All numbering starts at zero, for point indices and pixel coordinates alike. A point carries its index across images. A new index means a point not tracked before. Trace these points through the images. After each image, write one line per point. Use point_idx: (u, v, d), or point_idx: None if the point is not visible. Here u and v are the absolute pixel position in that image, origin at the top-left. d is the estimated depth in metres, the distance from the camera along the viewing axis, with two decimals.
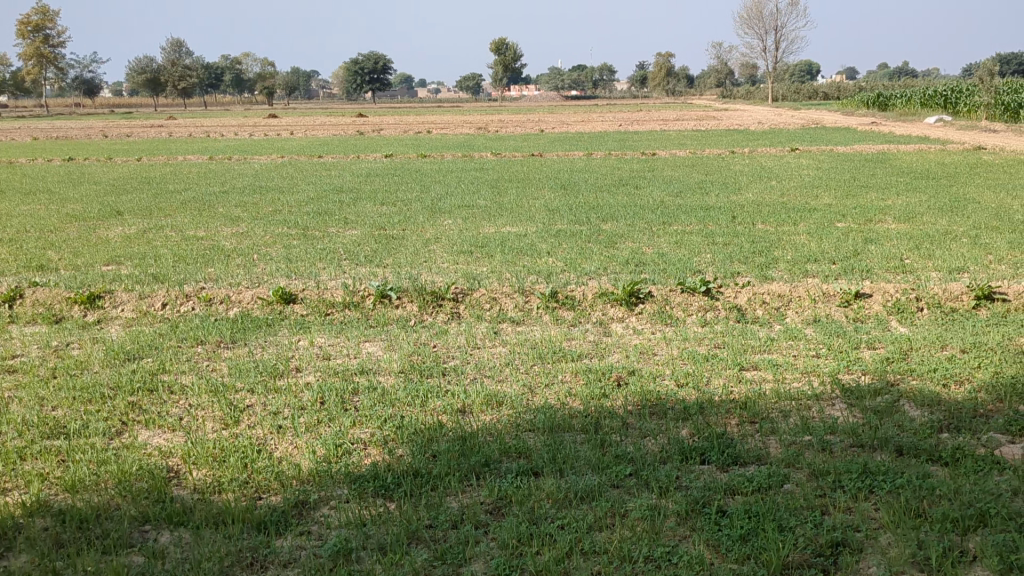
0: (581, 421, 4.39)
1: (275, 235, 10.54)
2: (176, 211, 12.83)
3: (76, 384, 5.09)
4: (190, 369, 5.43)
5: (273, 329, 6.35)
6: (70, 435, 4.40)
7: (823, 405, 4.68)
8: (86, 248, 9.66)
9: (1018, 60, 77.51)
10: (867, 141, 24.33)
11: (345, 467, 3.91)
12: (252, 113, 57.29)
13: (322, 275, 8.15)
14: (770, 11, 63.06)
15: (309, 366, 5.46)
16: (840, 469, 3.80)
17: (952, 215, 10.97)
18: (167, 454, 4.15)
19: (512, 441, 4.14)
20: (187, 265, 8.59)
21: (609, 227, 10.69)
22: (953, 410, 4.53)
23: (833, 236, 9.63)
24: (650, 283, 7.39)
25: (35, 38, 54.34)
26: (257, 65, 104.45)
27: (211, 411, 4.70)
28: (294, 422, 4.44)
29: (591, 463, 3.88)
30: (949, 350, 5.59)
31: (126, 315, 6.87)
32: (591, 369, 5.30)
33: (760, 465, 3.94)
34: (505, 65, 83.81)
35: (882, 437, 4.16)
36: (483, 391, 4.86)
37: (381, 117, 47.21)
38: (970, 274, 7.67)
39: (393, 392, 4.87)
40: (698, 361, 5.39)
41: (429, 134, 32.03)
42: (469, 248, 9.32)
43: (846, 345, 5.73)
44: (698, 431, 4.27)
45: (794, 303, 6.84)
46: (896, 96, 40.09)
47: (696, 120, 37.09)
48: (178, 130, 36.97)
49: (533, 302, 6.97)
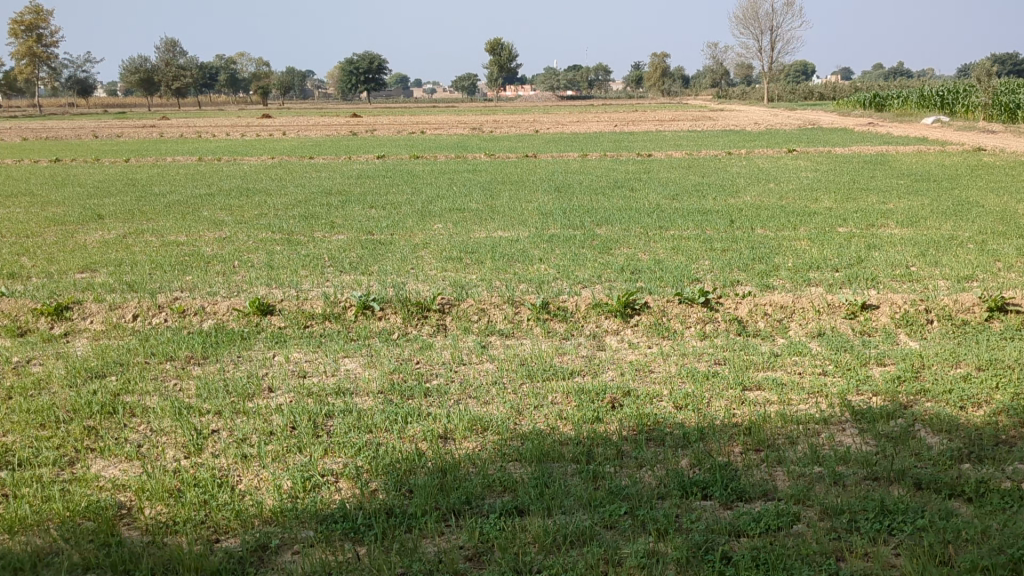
0: (572, 450, 4.06)
1: (259, 240, 10.20)
2: (157, 216, 12.42)
3: (30, 406, 4.73)
4: (156, 390, 5.06)
5: (248, 343, 6.01)
6: (19, 467, 4.06)
7: (833, 431, 4.35)
8: (62, 255, 9.29)
9: (1012, 61, 77.17)
10: (866, 142, 23.96)
11: (312, 505, 3.57)
12: (244, 113, 56.74)
13: (304, 284, 7.78)
14: (766, 11, 62.76)
15: (283, 385, 5.11)
16: (855, 508, 3.47)
17: (959, 219, 10.67)
18: (120, 488, 3.80)
19: (497, 474, 3.81)
20: (163, 274, 8.23)
21: (605, 231, 10.37)
22: (973, 437, 4.20)
23: (836, 242, 9.32)
24: (646, 293, 7.06)
25: (28, 38, 53.74)
26: (251, 63, 103.71)
27: (172, 438, 4.35)
28: (260, 450, 4.10)
29: (582, 500, 3.55)
30: (962, 368, 5.26)
31: (94, 328, 6.51)
32: (583, 388, 4.95)
33: (766, 501, 3.61)
34: (499, 63, 83.20)
35: (898, 469, 3.83)
36: (468, 414, 4.52)
37: (375, 117, 46.83)
38: (979, 282, 7.36)
39: (370, 416, 4.53)
40: (697, 380, 5.05)
41: (422, 135, 31.56)
42: (459, 255, 8.98)
43: (853, 361, 5.40)
44: (700, 462, 3.93)
45: (798, 315, 6.51)
46: (891, 96, 39.85)
47: (693, 121, 36.49)
48: (169, 130, 36.56)
49: (523, 314, 6.63)
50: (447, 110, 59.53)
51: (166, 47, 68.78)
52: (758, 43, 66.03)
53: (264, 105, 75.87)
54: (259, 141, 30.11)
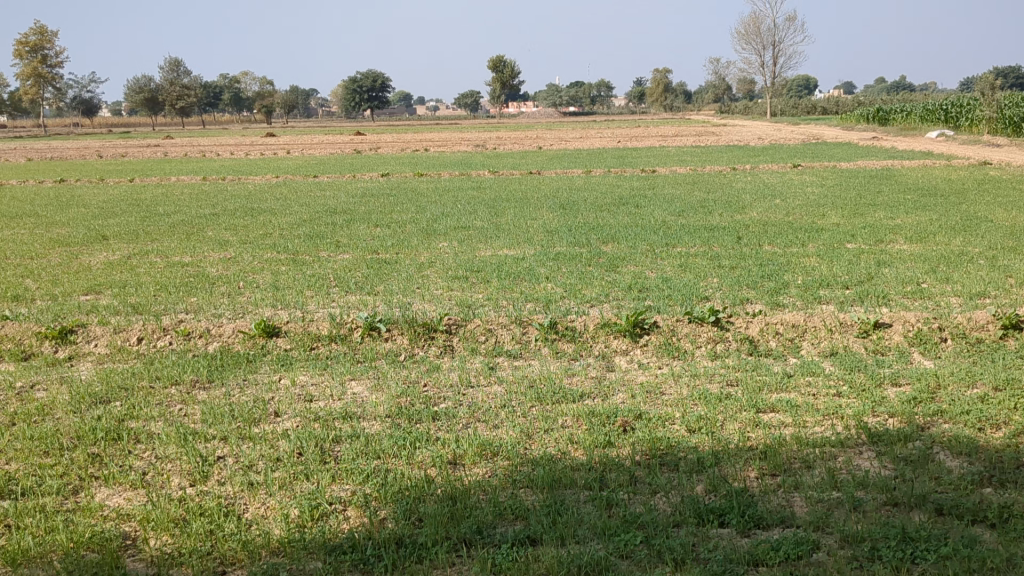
0: (584, 476, 3.98)
1: (264, 261, 10.15)
2: (162, 236, 12.39)
3: (34, 433, 4.67)
4: (161, 415, 4.98)
5: (253, 365, 5.95)
6: (21, 497, 3.99)
7: (850, 454, 4.27)
8: (66, 277, 9.24)
9: (1016, 73, 77.23)
10: (872, 156, 23.94)
11: (320, 535, 3.49)
12: (248, 132, 56.91)
13: (310, 304, 7.73)
14: (768, 27, 62.99)
15: (290, 409, 5.03)
16: (877, 535, 3.38)
17: (968, 234, 10.61)
18: (124, 518, 3.72)
19: (507, 501, 3.73)
20: (168, 295, 8.17)
21: (612, 249, 10.31)
22: (994, 460, 4.12)
23: (845, 258, 9.25)
24: (655, 312, 6.98)
25: (32, 59, 54.01)
26: (255, 82, 104.27)
27: (177, 464, 4.28)
28: (267, 478, 4.03)
29: (596, 529, 3.47)
30: (979, 388, 5.17)
31: (99, 351, 6.45)
32: (594, 412, 4.87)
33: (784, 528, 3.52)
34: (502, 79, 83.19)
35: (918, 494, 3.74)
36: (477, 438, 4.45)
37: (378, 134, 46.97)
38: (991, 299, 7.29)
39: (379, 441, 4.46)
40: (710, 402, 4.97)
41: (427, 152, 31.64)
42: (465, 274, 8.93)
43: (867, 382, 5.32)
44: (715, 488, 3.85)
45: (809, 333, 6.43)
46: (895, 110, 39.89)
47: (696, 137, 36.50)
48: (173, 149, 36.65)
49: (531, 334, 6.57)
50: (450, 127, 59.67)
51: (170, 67, 68.99)
52: (761, 58, 66.19)
53: (268, 124, 76.10)
54: (263, 159, 30.15)
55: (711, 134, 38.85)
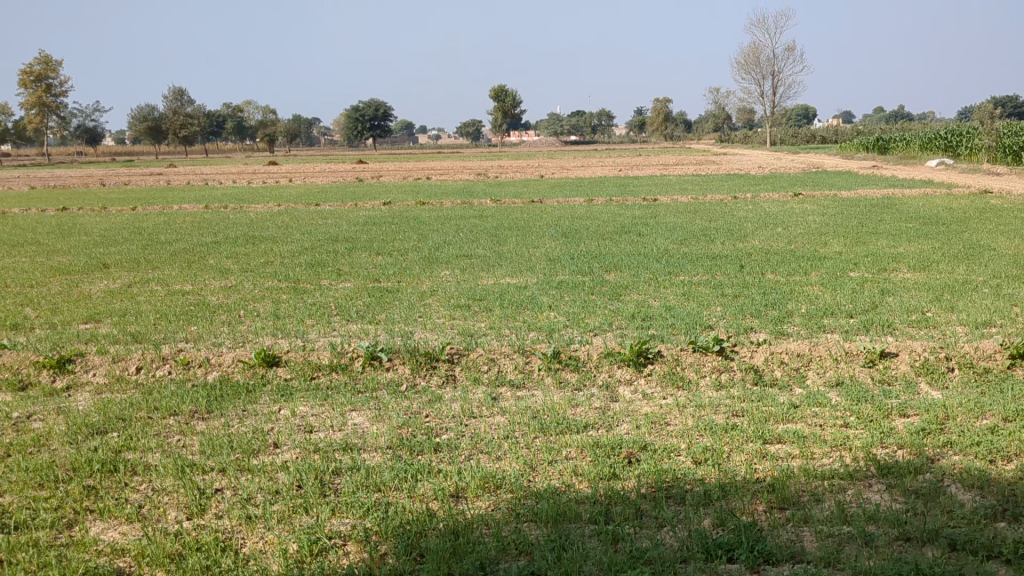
0: (589, 510, 3.90)
1: (264, 289, 10.10)
2: (162, 265, 12.34)
3: (30, 465, 4.60)
4: (158, 447, 4.91)
5: (253, 396, 5.87)
6: (15, 531, 3.90)
7: (860, 487, 4.19)
8: (66, 306, 9.17)
9: (1014, 100, 77.73)
10: (872, 185, 23.98)
11: (319, 571, 3.41)
12: (250, 161, 57.13)
13: (310, 333, 7.66)
14: (767, 56, 63.39)
15: (290, 441, 4.96)
16: (888, 571, 3.31)
17: (971, 262, 10.58)
18: (119, 553, 3.64)
19: (511, 536, 3.65)
20: (168, 324, 8.10)
21: (614, 277, 10.27)
22: (1006, 493, 4.04)
23: (849, 287, 9.20)
24: (659, 342, 6.91)
25: (37, 88, 54.26)
26: (257, 111, 104.77)
27: (174, 497, 4.20)
28: (265, 512, 3.95)
29: (602, 564, 3.39)
30: (988, 419, 5.09)
31: (97, 381, 6.38)
32: (598, 443, 4.79)
33: (794, 564, 3.44)
34: (503, 110, 83.35)
35: (930, 528, 3.66)
36: (479, 471, 4.37)
37: (381, 163, 47.17)
38: (997, 328, 7.24)
39: (379, 474, 4.38)
40: (716, 434, 4.89)
41: (428, 180, 31.75)
42: (467, 302, 8.88)
43: (875, 412, 5.24)
44: (723, 522, 3.77)
45: (815, 363, 6.35)
46: (895, 140, 40.08)
47: (698, 166, 36.63)
48: (174, 178, 36.71)
49: (534, 364, 6.50)
50: (451, 156, 59.97)
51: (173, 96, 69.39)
52: (761, 88, 66.56)
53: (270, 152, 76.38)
54: (266, 187, 30.21)
55: (714, 163, 38.97)
